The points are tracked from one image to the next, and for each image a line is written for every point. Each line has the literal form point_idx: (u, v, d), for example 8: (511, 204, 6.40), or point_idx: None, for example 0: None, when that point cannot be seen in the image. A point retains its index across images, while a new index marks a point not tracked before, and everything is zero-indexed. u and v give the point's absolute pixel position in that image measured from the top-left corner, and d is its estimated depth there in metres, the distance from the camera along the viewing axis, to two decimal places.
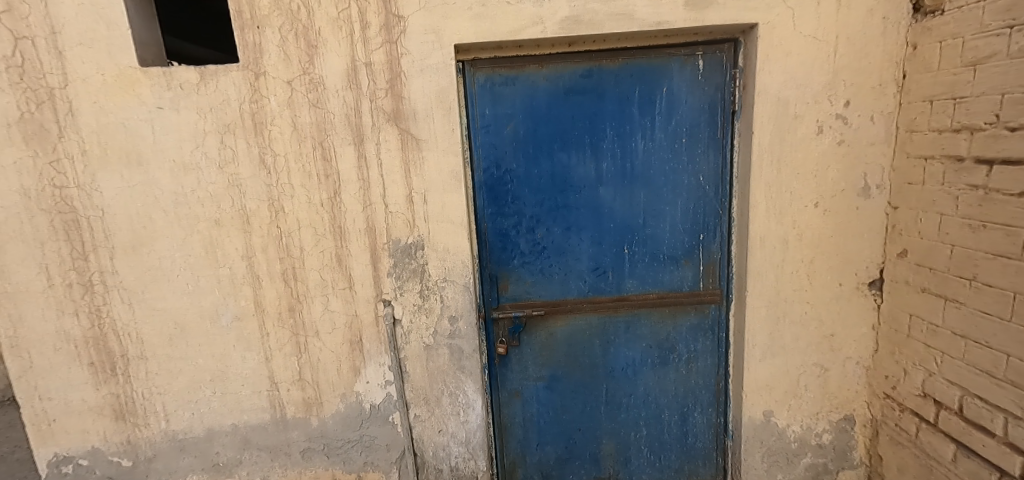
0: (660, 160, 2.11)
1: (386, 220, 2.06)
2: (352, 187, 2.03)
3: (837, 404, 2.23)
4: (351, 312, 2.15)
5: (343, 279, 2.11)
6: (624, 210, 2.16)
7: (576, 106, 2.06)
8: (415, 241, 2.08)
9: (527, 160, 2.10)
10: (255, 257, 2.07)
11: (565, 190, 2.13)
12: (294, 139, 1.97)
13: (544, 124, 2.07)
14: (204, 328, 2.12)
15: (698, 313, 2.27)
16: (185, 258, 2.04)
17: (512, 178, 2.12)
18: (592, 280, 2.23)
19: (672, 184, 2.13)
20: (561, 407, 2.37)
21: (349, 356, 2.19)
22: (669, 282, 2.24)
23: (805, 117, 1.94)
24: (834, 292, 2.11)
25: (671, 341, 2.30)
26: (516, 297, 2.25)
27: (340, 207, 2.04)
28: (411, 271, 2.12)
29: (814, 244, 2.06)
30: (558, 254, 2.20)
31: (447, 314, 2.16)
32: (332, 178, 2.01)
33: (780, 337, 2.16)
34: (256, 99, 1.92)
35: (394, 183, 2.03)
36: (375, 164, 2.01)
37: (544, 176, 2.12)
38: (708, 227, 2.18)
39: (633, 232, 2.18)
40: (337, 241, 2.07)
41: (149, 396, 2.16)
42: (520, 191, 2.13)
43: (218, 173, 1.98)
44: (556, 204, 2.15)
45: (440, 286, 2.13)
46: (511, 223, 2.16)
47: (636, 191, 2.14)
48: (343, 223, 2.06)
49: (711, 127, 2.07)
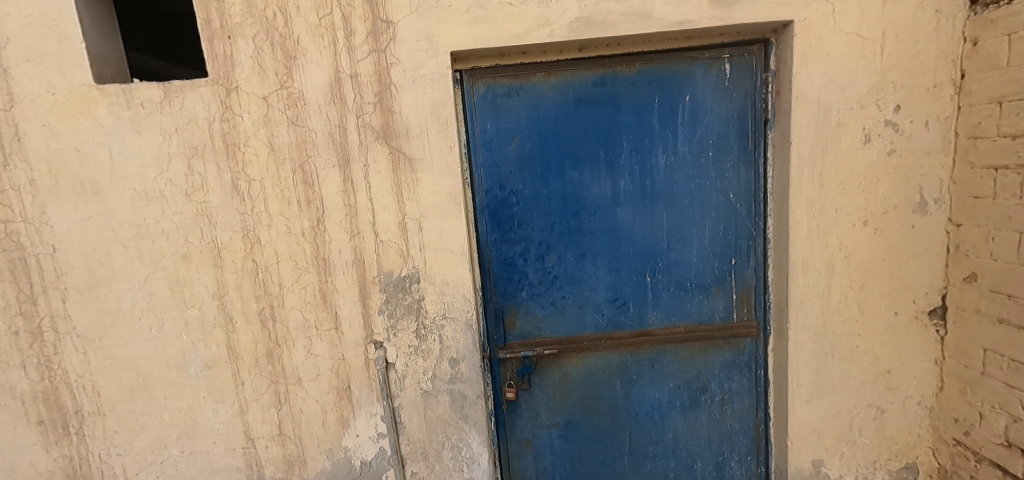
0: (684, 176, 1.87)
1: (377, 251, 1.82)
2: (337, 214, 1.79)
3: (897, 450, 1.94)
4: (338, 356, 1.89)
5: (328, 318, 1.86)
6: (644, 234, 1.91)
7: (588, 117, 1.83)
8: (410, 273, 1.84)
9: (535, 179, 1.86)
10: (228, 295, 1.82)
11: (578, 211, 1.89)
12: (271, 161, 1.74)
13: (552, 139, 1.84)
14: (170, 378, 1.85)
15: (732, 348, 2.00)
16: (149, 299, 1.80)
17: (519, 200, 1.88)
18: (611, 313, 1.97)
19: (699, 203, 1.89)
20: (579, 459, 2.08)
21: (336, 407, 1.92)
22: (698, 313, 1.97)
23: (850, 123, 1.71)
24: (888, 322, 1.85)
25: (702, 380, 2.02)
26: (524, 334, 1.99)
27: (324, 237, 1.80)
28: (405, 308, 1.86)
29: (864, 268, 1.81)
30: (572, 284, 1.94)
31: (447, 356, 1.90)
32: (315, 204, 1.78)
33: (828, 374, 1.89)
34: (228, 117, 1.70)
35: (385, 208, 1.79)
36: (364, 188, 1.78)
37: (554, 197, 1.88)
38: (740, 250, 1.93)
39: (656, 257, 1.93)
40: (322, 275, 1.83)
41: (107, 457, 1.89)
42: (528, 215, 1.89)
43: (185, 201, 1.74)
44: (568, 228, 1.90)
45: (439, 323, 1.87)
46: (518, 250, 1.92)
47: (657, 211, 1.90)
48: (327, 255, 1.81)
49: (741, 138, 1.84)
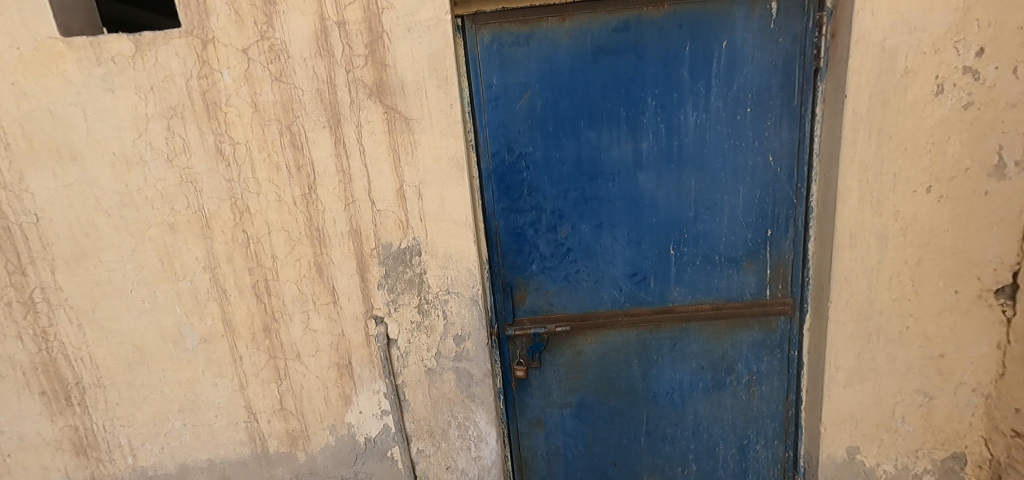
0: (717, 136, 1.65)
1: (374, 221, 1.68)
2: (330, 181, 1.64)
3: (944, 439, 1.77)
4: (338, 331, 1.79)
5: (325, 292, 1.75)
6: (669, 202, 1.71)
7: (608, 69, 1.60)
8: (410, 245, 1.70)
9: (546, 141, 1.67)
10: (220, 267, 1.72)
11: (595, 177, 1.70)
12: (256, 122, 1.59)
13: (566, 94, 1.63)
14: (167, 351, 1.79)
15: (764, 328, 1.82)
16: (138, 270, 1.71)
17: (528, 164, 1.69)
18: (630, 288, 1.81)
19: (732, 167, 1.67)
20: (592, 439, 1.97)
21: (337, 383, 1.84)
22: (727, 289, 1.79)
23: (919, 72, 1.45)
24: (946, 301, 1.64)
25: (728, 361, 1.86)
26: (535, 310, 1.85)
27: (316, 206, 1.66)
28: (406, 282, 1.74)
29: (922, 241, 1.59)
30: (587, 257, 1.78)
31: (452, 332, 1.78)
32: (305, 170, 1.63)
33: (870, 358, 1.71)
34: (207, 74, 1.54)
35: (381, 174, 1.63)
36: (358, 151, 1.62)
37: (568, 161, 1.68)
38: (778, 220, 1.71)
39: (681, 228, 1.74)
40: (316, 247, 1.70)
41: (112, 428, 1.87)
42: (539, 181, 1.70)
43: (167, 167, 1.62)
44: (583, 195, 1.71)
45: (443, 299, 1.75)
46: (528, 220, 1.74)
47: (684, 177, 1.69)
48: (321, 225, 1.68)
49: (786, 91, 1.59)
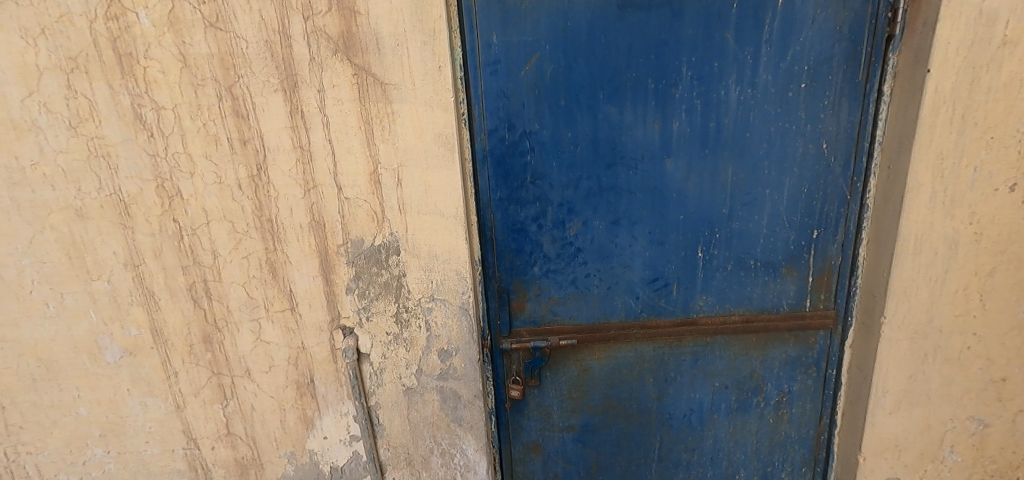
0: (763, 117, 1.36)
1: (341, 211, 1.35)
2: (284, 160, 1.30)
3: (994, 471, 1.56)
4: (296, 343, 1.47)
5: (281, 297, 1.42)
6: (701, 196, 1.43)
7: (635, 29, 1.28)
8: (386, 242, 1.38)
9: (556, 117, 1.35)
10: (145, 265, 1.37)
11: (613, 164, 1.40)
12: (186, 82, 1.23)
13: (583, 60, 1.31)
14: (82, 366, 1.45)
15: (800, 344, 1.57)
16: (39, 266, 1.35)
17: (534, 145, 1.38)
18: (648, 296, 1.53)
19: (778, 156, 1.39)
20: (596, 465, 1.72)
21: (297, 404, 1.53)
22: (761, 299, 1.53)
23: (1020, 42, 1.17)
24: (1016, 319, 1.40)
25: (755, 380, 1.62)
26: (536, 320, 1.56)
27: (267, 191, 1.33)
28: (381, 286, 1.43)
29: (996, 248, 1.34)
30: (599, 259, 1.49)
31: (436, 346, 1.48)
32: (252, 145, 1.29)
33: (922, 381, 1.48)
34: (117, 14, 1.17)
35: (349, 153, 1.30)
36: (320, 123, 1.28)
37: (582, 143, 1.38)
38: (827, 220, 1.44)
39: (713, 226, 1.46)
40: (268, 242, 1.37)
41: (16, 456, 1.53)
42: (546, 167, 1.40)
43: (70, 136, 1.25)
44: (599, 185, 1.41)
45: (426, 307, 1.45)
46: (531, 213, 1.44)
47: (721, 166, 1.40)
48: (273, 215, 1.35)
49: (850, 63, 1.31)
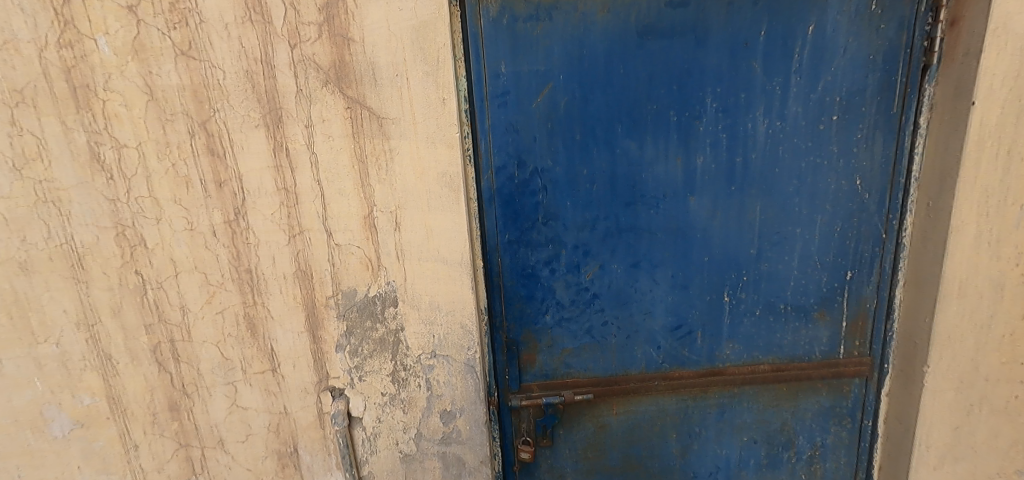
0: (793, 152, 1.25)
1: (330, 260, 1.20)
2: (266, 203, 1.15)
3: None
4: (278, 409, 1.29)
5: (260, 357, 1.25)
6: (727, 237, 1.31)
7: (656, 58, 1.18)
8: (382, 293, 1.23)
9: (570, 153, 1.23)
10: (101, 324, 1.19)
11: (632, 202, 1.28)
12: (152, 117, 1.07)
13: (600, 91, 1.19)
14: (24, 442, 1.24)
15: (833, 393, 1.45)
16: None
17: (546, 184, 1.25)
18: (670, 344, 1.40)
19: (809, 192, 1.28)
20: None
21: (278, 477, 1.34)
22: (791, 345, 1.41)
23: None
24: None
25: (786, 433, 1.48)
26: (547, 373, 1.41)
27: (246, 238, 1.17)
28: (376, 342, 1.27)
29: None
30: (617, 305, 1.36)
31: (438, 407, 1.32)
32: (228, 187, 1.13)
33: (968, 433, 1.36)
34: (72, 41, 1.02)
35: (341, 195, 1.16)
36: (307, 161, 1.13)
37: (599, 181, 1.25)
38: (861, 260, 1.34)
39: (740, 268, 1.34)
40: (246, 295, 1.20)
41: None
42: (560, 207, 1.27)
43: (14, 179, 1.08)
44: (617, 226, 1.29)
45: (426, 364, 1.29)
46: (542, 257, 1.31)
47: (748, 203, 1.29)
48: (253, 265, 1.19)
49: (884, 94, 1.21)
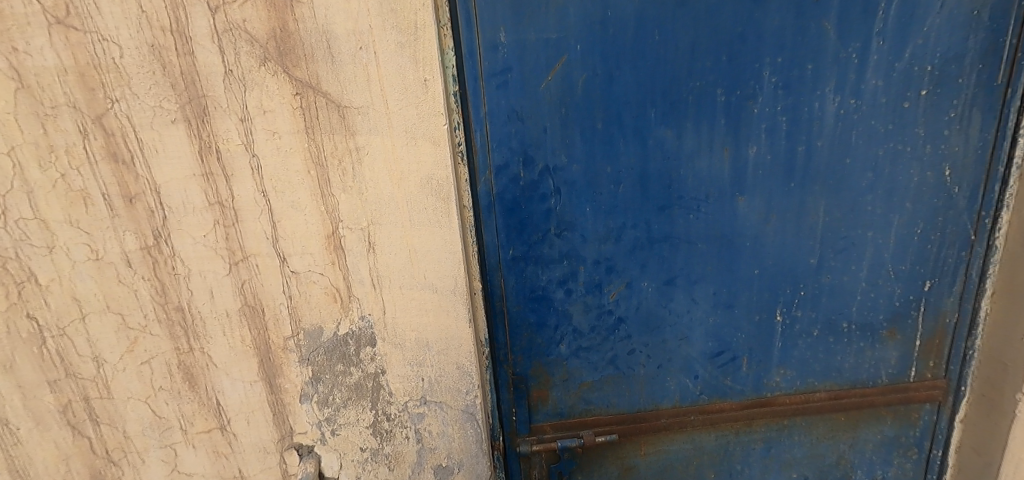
0: (869, 138, 0.99)
1: (286, 292, 0.93)
2: (195, 223, 0.87)
3: None
4: (233, 471, 1.04)
5: (204, 413, 0.99)
6: (783, 245, 1.06)
7: (702, 19, 0.90)
8: (356, 330, 0.97)
9: (590, 147, 0.96)
10: None
11: (668, 206, 1.02)
12: (27, 111, 0.79)
13: (628, 66, 0.92)
14: None
15: (899, 421, 1.23)
16: None
17: (559, 185, 0.98)
18: (709, 373, 1.16)
19: (886, 188, 1.03)
20: None
21: None
22: (853, 369, 1.18)
23: None
24: None
25: (841, 467, 1.27)
26: (562, 411, 1.17)
27: (173, 269, 0.89)
28: (350, 389, 1.01)
29: None
30: (646, 330, 1.11)
31: (431, 462, 1.07)
32: (142, 203, 0.85)
33: None
34: None
35: (296, 209, 0.89)
36: (247, 167, 0.85)
37: (626, 181, 0.99)
38: (943, 268, 1.10)
39: (797, 282, 1.09)
40: (180, 340, 0.94)
41: None
42: (577, 214, 1.01)
43: None
44: (648, 235, 1.03)
45: (415, 412, 1.04)
46: (555, 275, 1.05)
47: (810, 203, 1.03)
48: (184, 302, 0.91)
49: (989, 61, 0.95)
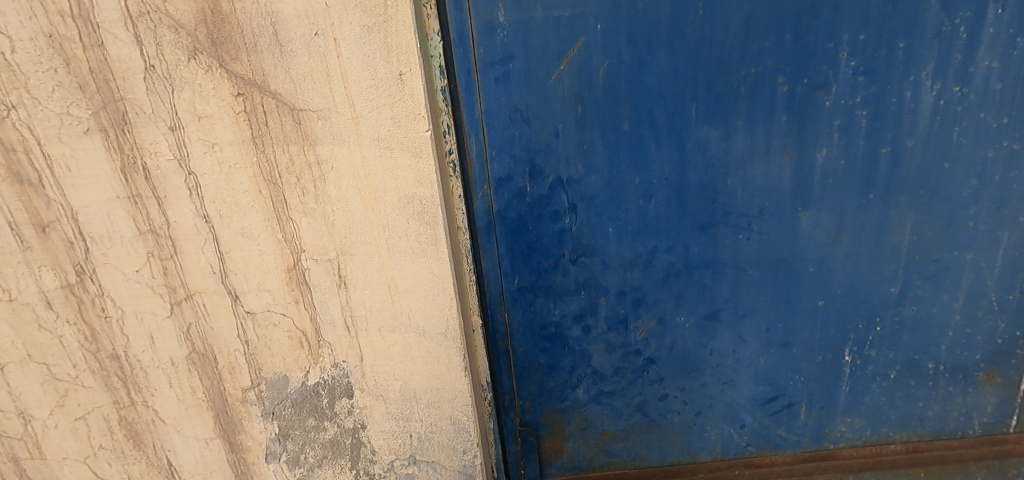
0: (976, 136, 0.77)
1: (242, 335, 0.77)
2: (124, 256, 0.71)
3: None
4: None
5: (156, 473, 0.84)
6: (856, 272, 0.85)
7: None
8: (329, 379, 0.81)
9: (613, 154, 0.76)
10: None
11: (711, 225, 0.81)
12: None
13: (663, 50, 0.71)
14: None
15: None
16: None
17: (575, 202, 0.79)
18: (759, 422, 0.96)
19: (996, 199, 0.80)
20: None
21: None
22: (941, 419, 0.96)
23: None
24: None
25: None
26: (581, 464, 0.99)
27: (103, 311, 0.73)
28: (324, 447, 0.84)
29: None
30: (682, 372, 0.92)
31: None
32: (57, 233, 0.69)
33: None
34: None
35: (247, 238, 0.72)
36: (183, 187, 0.68)
37: (658, 195, 0.79)
38: None
39: (872, 315, 0.88)
40: (118, 393, 0.78)
41: None
42: (597, 236, 0.81)
43: None
44: (686, 260, 0.83)
45: (404, 472, 0.87)
46: (571, 309, 0.87)
47: (893, 219, 0.82)
48: (120, 350, 0.76)
49: None
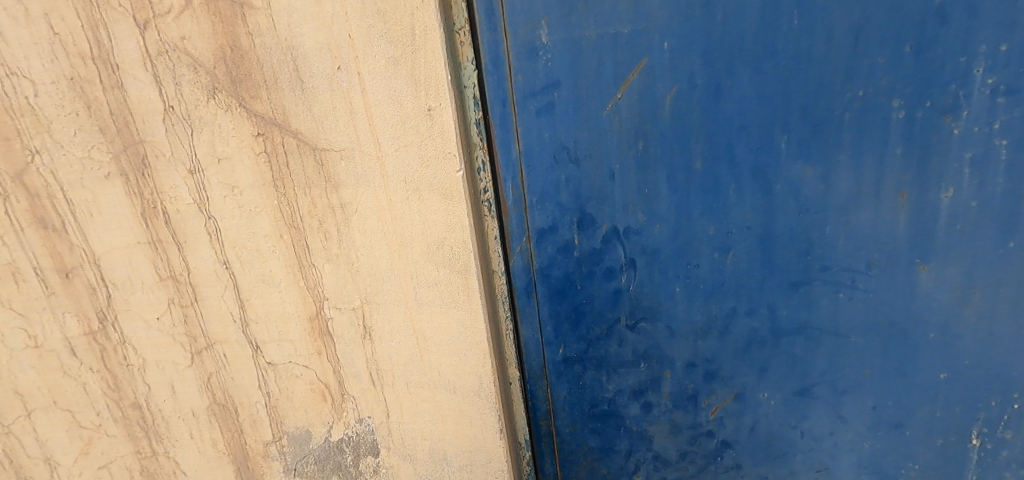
0: None
1: (262, 387, 0.72)
2: (146, 302, 0.68)
3: None
4: None
5: None
6: (994, 347, 0.64)
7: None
8: (353, 434, 0.74)
9: (682, 198, 0.66)
10: None
11: (805, 283, 0.67)
12: None
13: (746, 74, 0.59)
14: None
15: None
16: None
17: (635, 256, 0.70)
18: None
19: None
20: None
21: None
22: None
23: None
24: None
25: None
26: None
27: (126, 358, 0.70)
28: None
29: None
30: (764, 451, 0.78)
31: None
32: (79, 278, 0.66)
33: None
34: None
35: (268, 285, 0.67)
36: (202, 231, 0.64)
37: (738, 246, 0.67)
38: None
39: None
40: (141, 443, 0.75)
41: None
42: (662, 298, 0.72)
43: None
44: (772, 322, 0.70)
45: None
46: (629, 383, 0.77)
47: None
48: (142, 398, 0.72)
49: None
